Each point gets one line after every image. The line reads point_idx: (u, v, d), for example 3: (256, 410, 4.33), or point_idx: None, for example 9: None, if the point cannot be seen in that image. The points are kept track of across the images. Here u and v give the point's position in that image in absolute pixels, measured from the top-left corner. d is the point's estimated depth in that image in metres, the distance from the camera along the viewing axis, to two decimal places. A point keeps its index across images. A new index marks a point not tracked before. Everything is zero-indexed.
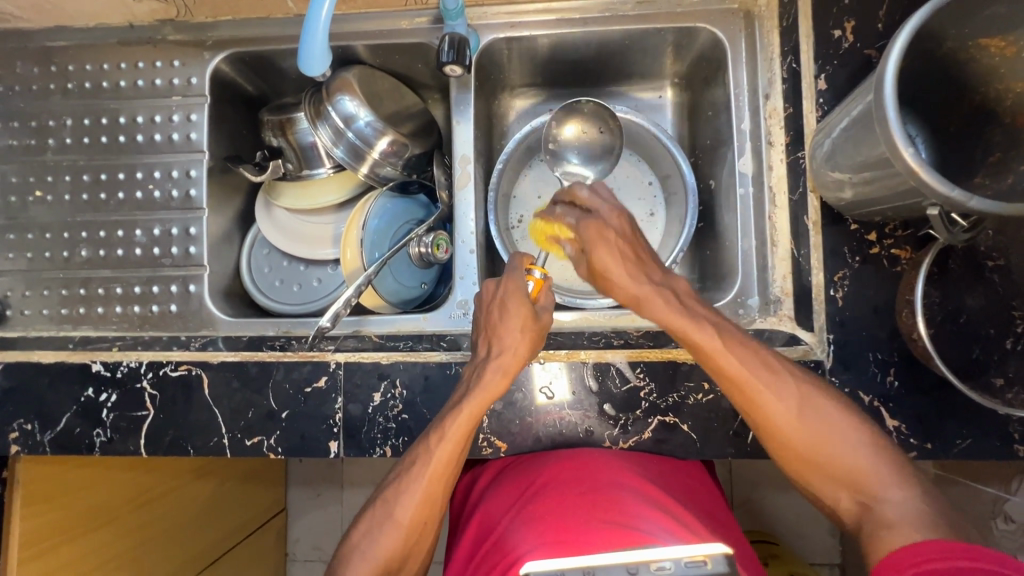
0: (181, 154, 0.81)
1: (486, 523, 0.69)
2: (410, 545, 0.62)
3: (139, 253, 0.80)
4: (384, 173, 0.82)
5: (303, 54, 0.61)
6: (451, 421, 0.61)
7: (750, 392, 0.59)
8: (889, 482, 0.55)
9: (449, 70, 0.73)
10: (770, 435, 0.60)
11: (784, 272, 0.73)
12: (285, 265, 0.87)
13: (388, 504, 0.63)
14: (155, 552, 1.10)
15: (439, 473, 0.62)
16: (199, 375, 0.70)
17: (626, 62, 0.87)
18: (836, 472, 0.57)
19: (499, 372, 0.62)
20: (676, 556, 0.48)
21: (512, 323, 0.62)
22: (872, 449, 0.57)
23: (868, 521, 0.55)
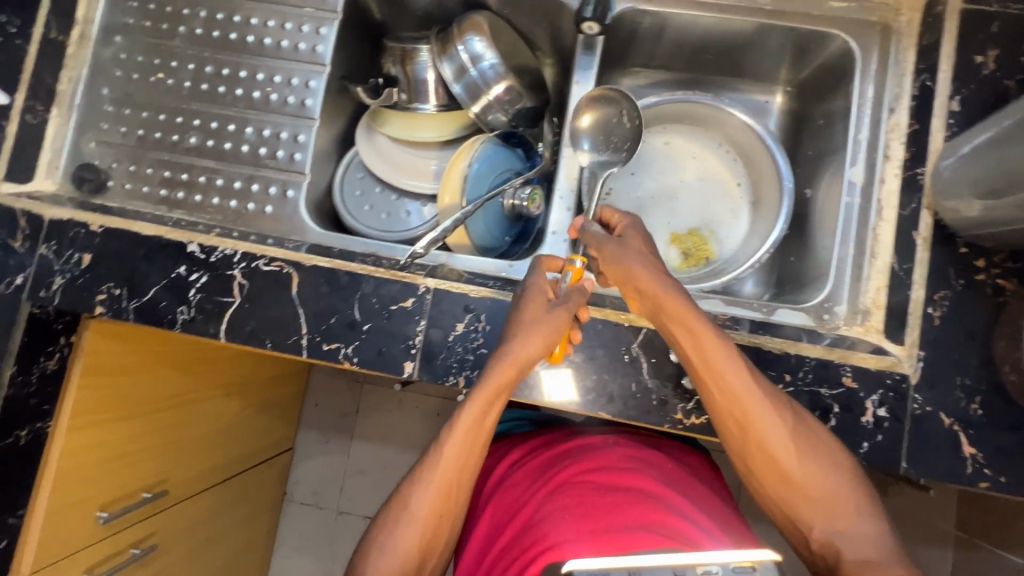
0: (304, 63, 0.82)
1: (504, 510, 0.71)
2: (427, 540, 0.61)
3: (245, 150, 0.81)
4: (491, 120, 0.84)
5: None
6: (462, 413, 0.62)
7: (734, 391, 0.61)
8: (858, 511, 0.58)
9: (585, 27, 0.75)
10: (732, 415, 0.61)
11: (878, 284, 0.71)
12: (377, 192, 0.89)
13: (413, 485, 0.62)
14: (175, 455, 1.10)
15: (452, 463, 0.62)
16: (290, 273, 0.71)
17: (746, 57, 0.88)
18: (820, 505, 0.59)
19: (512, 361, 0.62)
20: (723, 561, 0.48)
21: (545, 320, 0.63)
22: (825, 450, 0.61)
23: (841, 543, 0.57)
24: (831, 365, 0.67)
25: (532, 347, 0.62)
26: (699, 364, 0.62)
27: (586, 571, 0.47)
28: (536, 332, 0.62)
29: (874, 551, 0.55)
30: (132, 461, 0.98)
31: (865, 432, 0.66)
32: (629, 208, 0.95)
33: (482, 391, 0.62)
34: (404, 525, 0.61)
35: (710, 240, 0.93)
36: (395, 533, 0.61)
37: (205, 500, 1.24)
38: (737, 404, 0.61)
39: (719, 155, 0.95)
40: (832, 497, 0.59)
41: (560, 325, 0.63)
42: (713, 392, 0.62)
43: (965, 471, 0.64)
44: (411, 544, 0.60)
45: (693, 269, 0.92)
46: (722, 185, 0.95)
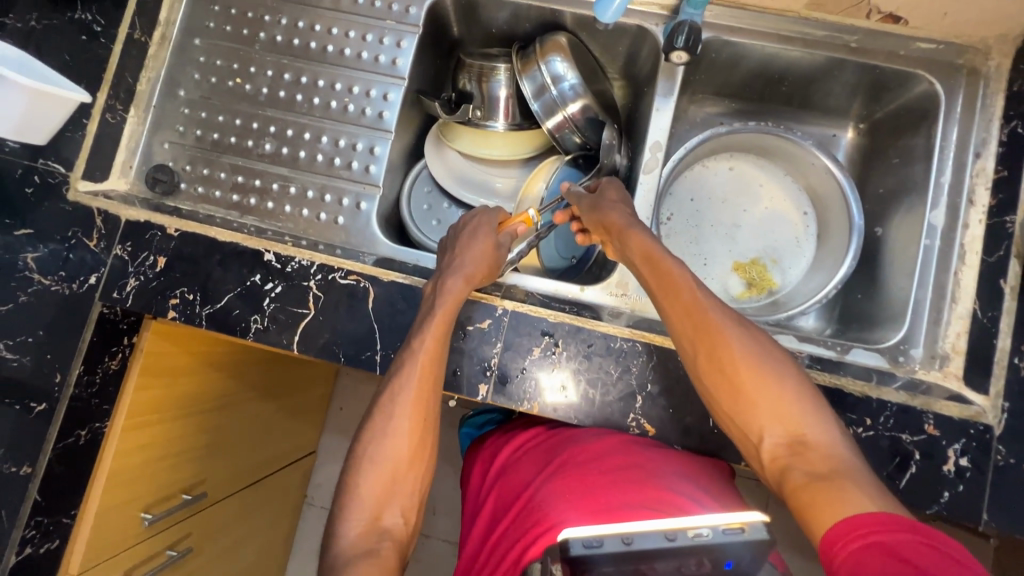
0: (383, 75, 0.82)
1: (507, 492, 0.69)
2: (399, 471, 0.62)
3: (320, 160, 0.81)
4: (565, 137, 0.83)
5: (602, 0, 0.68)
6: (421, 341, 0.65)
7: (690, 302, 0.59)
8: (813, 417, 0.54)
9: (674, 56, 0.74)
10: (697, 344, 0.59)
11: (959, 330, 0.71)
12: (445, 207, 0.88)
13: (387, 410, 0.64)
14: (213, 455, 1.09)
15: (421, 390, 0.64)
16: (367, 288, 0.71)
17: (822, 92, 0.88)
18: (773, 413, 0.54)
19: (460, 281, 0.67)
20: (712, 523, 0.45)
21: (475, 248, 0.70)
22: (795, 385, 0.56)
23: (796, 459, 0.52)
24: (913, 410, 0.66)
25: (462, 278, 0.67)
26: (657, 284, 0.62)
27: (580, 537, 0.46)
28: (479, 256, 0.69)
29: (833, 456, 0.51)
30: (179, 460, 0.97)
31: (947, 481, 0.65)
32: (691, 234, 0.94)
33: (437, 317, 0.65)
34: (385, 448, 0.63)
35: (771, 271, 0.92)
36: (379, 453, 0.62)
37: (233, 505, 1.22)
38: (692, 318, 0.59)
39: (783, 186, 0.95)
40: (799, 424, 0.54)
41: (488, 251, 0.70)
42: (672, 307, 0.61)
43: None
44: (395, 460, 0.62)
45: (751, 300, 0.91)
46: (785, 216, 0.94)
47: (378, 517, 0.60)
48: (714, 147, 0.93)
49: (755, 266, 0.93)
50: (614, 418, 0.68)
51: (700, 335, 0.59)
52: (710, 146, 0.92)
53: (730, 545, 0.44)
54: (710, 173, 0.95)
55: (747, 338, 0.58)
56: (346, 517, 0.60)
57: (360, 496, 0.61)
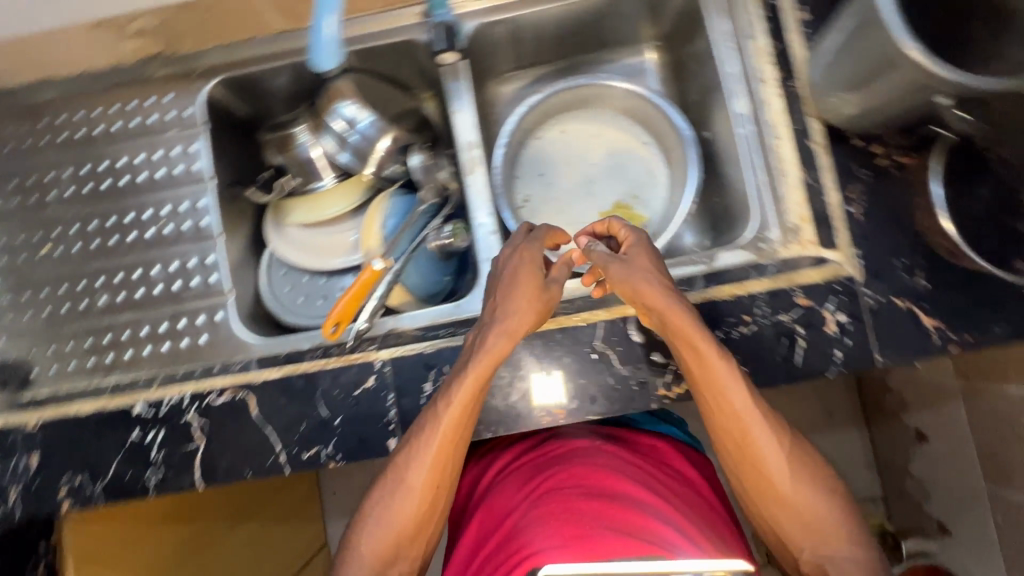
0: (187, 185, 0.80)
1: (494, 514, 0.73)
2: (415, 524, 0.66)
3: (159, 291, 0.79)
4: (388, 172, 0.83)
5: (316, 50, 0.61)
6: (456, 387, 0.62)
7: (736, 399, 0.62)
8: (840, 543, 0.63)
9: (441, 58, 0.76)
10: (739, 443, 0.64)
11: (798, 200, 0.72)
12: (306, 281, 0.87)
13: (398, 469, 0.65)
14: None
15: (444, 447, 0.64)
16: (245, 397, 0.70)
17: (607, 30, 0.90)
18: (806, 534, 0.64)
19: (504, 337, 0.63)
20: (698, 569, 0.49)
21: (519, 296, 0.64)
22: (823, 491, 0.65)
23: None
24: (781, 291, 0.69)
25: (508, 339, 0.63)
26: (703, 380, 0.63)
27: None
28: (523, 312, 0.64)
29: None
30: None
31: (833, 341, 0.68)
32: (553, 206, 0.95)
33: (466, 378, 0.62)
34: (397, 511, 0.66)
35: (635, 207, 0.94)
36: (386, 508, 0.66)
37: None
38: (735, 430, 0.64)
39: (616, 125, 0.96)
40: (829, 539, 0.63)
41: (538, 312, 0.65)
42: (716, 410, 0.64)
43: (933, 343, 0.67)
44: (403, 520, 0.66)
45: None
46: (629, 152, 0.96)
47: (380, 566, 0.66)
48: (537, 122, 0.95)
49: (619, 210, 0.94)
50: (525, 414, 0.69)
51: (740, 442, 0.64)
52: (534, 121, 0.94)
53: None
54: (547, 143, 0.96)
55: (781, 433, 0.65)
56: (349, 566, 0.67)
57: (361, 553, 0.66)
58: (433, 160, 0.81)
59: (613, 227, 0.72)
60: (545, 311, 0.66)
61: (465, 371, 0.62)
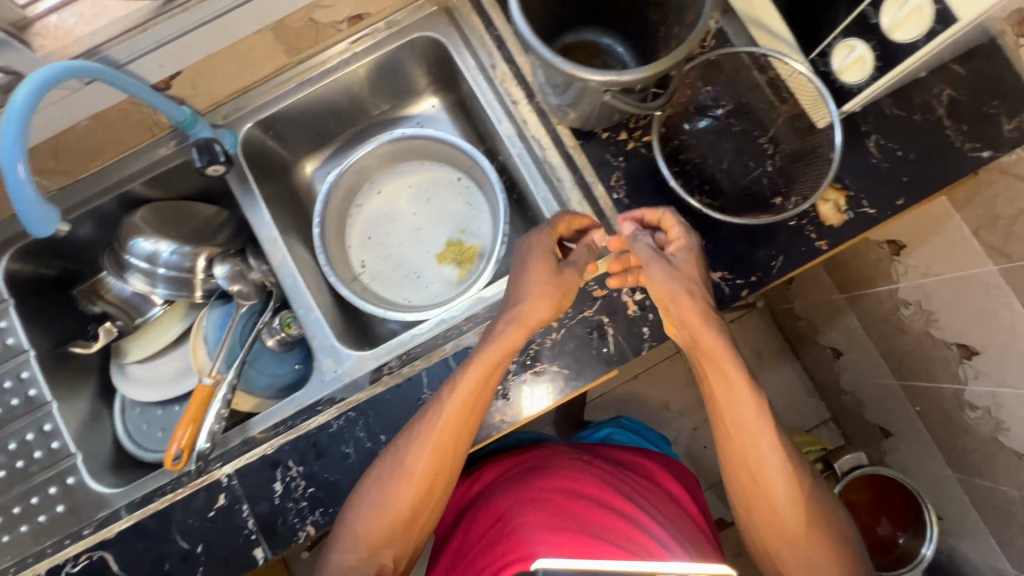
0: (4, 362, 0.79)
1: (492, 512, 0.78)
2: (406, 511, 0.67)
3: (4, 474, 0.77)
4: (207, 286, 0.85)
5: (25, 218, 0.58)
6: (462, 372, 0.66)
7: (750, 401, 0.64)
8: (824, 538, 0.66)
9: (212, 172, 0.77)
10: (742, 453, 0.66)
11: (579, 198, 0.76)
12: (161, 413, 0.86)
13: (399, 456, 0.66)
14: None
15: (440, 438, 0.66)
16: (102, 556, 0.70)
17: (382, 91, 0.94)
18: (787, 537, 0.66)
19: (514, 325, 0.65)
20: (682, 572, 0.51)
21: (529, 283, 0.66)
22: (826, 512, 0.67)
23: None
24: (579, 290, 0.72)
25: (524, 326, 0.65)
26: (717, 388, 0.65)
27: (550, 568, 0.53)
28: (535, 301, 0.65)
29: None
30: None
31: (638, 320, 0.71)
32: (391, 263, 0.98)
33: (477, 366, 0.65)
34: (390, 499, 0.65)
35: (466, 241, 0.97)
36: (382, 495, 0.65)
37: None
38: (735, 433, 0.65)
39: (427, 170, 1.00)
40: (818, 552, 0.66)
41: (555, 299, 0.66)
42: (711, 386, 0.66)
43: (724, 294, 0.72)
44: (398, 509, 0.66)
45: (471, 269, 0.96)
46: (446, 192, 0.99)
47: (370, 554, 0.67)
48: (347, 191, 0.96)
49: (450, 248, 0.97)
50: None
51: (744, 459, 0.66)
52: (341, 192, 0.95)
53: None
54: (369, 207, 0.99)
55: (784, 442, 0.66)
56: (338, 552, 0.67)
57: (357, 530, 0.66)
58: (242, 264, 0.83)
59: (665, 221, 0.68)
60: (571, 291, 0.67)
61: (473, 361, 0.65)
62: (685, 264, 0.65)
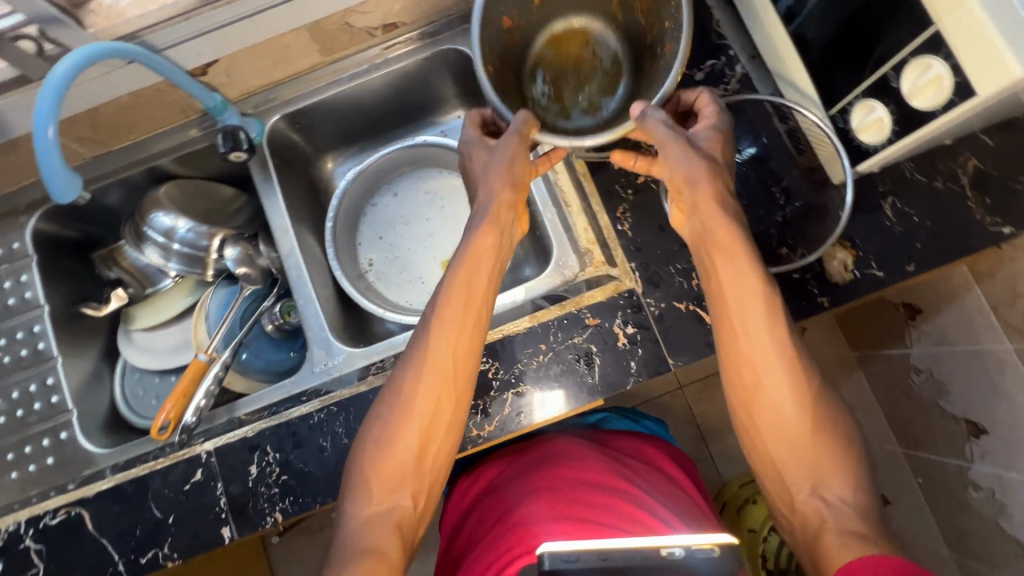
0: (21, 315, 0.83)
1: (499, 505, 0.78)
2: (409, 455, 0.63)
3: (4, 420, 0.81)
4: (219, 266, 0.88)
5: (54, 185, 0.61)
6: (446, 287, 0.66)
7: (756, 296, 0.62)
8: (830, 439, 0.61)
9: (234, 158, 0.79)
10: (747, 360, 0.62)
11: (584, 225, 0.78)
12: (157, 382, 0.89)
13: (397, 398, 0.64)
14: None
15: (439, 356, 0.64)
16: (80, 512, 0.71)
17: (409, 98, 0.95)
18: (801, 445, 0.61)
19: (483, 237, 0.68)
20: (685, 543, 0.49)
21: (498, 177, 0.69)
22: (839, 437, 0.61)
23: (823, 514, 0.58)
24: (571, 315, 0.73)
25: (492, 231, 0.68)
26: (717, 293, 0.64)
27: (557, 552, 0.49)
28: (504, 191, 0.69)
29: (856, 514, 0.57)
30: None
31: (627, 353, 0.71)
32: (397, 265, 0.99)
33: (461, 272, 0.67)
34: (393, 441, 0.63)
35: None
36: (386, 443, 0.63)
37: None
38: (739, 339, 0.62)
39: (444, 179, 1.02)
40: (831, 481, 0.59)
41: (512, 211, 0.71)
42: (722, 307, 0.64)
43: None
44: (405, 446, 0.63)
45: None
46: (459, 203, 1.01)
47: (385, 500, 0.62)
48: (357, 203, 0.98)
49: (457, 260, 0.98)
50: None
51: (750, 371, 0.62)
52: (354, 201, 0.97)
53: (701, 563, 0.48)
54: (382, 208, 1.01)
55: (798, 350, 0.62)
56: (352, 503, 0.62)
57: (364, 482, 0.63)
58: (251, 248, 0.85)
59: (700, 102, 0.72)
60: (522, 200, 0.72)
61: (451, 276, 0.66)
62: (708, 140, 0.67)
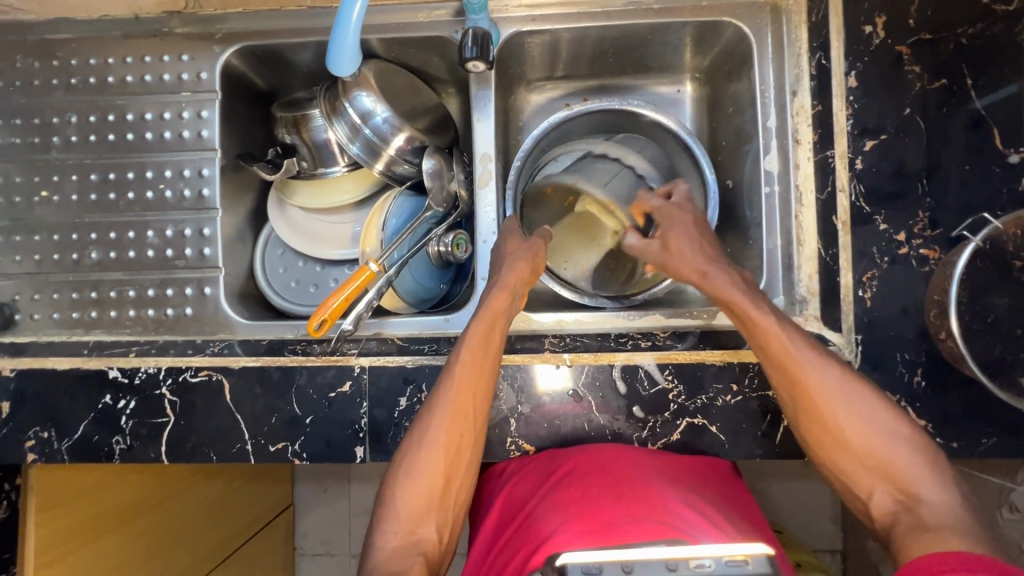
0: (192, 152, 0.78)
1: (508, 501, 0.66)
2: (439, 480, 0.60)
3: (151, 255, 0.78)
4: (400, 171, 0.80)
5: (332, 51, 0.54)
6: (473, 324, 0.65)
7: (813, 401, 0.58)
8: (901, 448, 0.55)
9: (471, 66, 0.71)
10: (812, 418, 0.58)
11: (810, 272, 0.72)
12: (301, 266, 0.85)
13: (421, 427, 0.62)
14: (194, 537, 1.09)
15: (464, 380, 0.62)
16: (220, 380, 0.69)
17: (644, 55, 0.85)
18: (861, 457, 0.56)
19: (503, 291, 0.66)
20: (715, 555, 0.46)
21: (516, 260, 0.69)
22: (915, 448, 0.55)
23: (910, 519, 0.52)
24: None
25: (507, 293, 0.66)
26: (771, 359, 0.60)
27: (579, 564, 0.46)
28: (519, 265, 0.68)
29: (943, 517, 0.51)
30: (143, 559, 0.97)
31: None
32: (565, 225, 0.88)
33: (478, 323, 0.64)
34: (416, 470, 0.60)
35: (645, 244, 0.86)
36: (413, 470, 0.60)
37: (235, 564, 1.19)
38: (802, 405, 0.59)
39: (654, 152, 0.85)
40: (913, 487, 0.54)
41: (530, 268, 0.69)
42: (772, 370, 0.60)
43: None
44: (433, 473, 0.60)
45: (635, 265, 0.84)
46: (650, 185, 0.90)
47: (412, 531, 0.59)
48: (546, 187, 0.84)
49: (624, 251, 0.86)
50: (493, 446, 0.68)
51: (809, 418, 0.59)
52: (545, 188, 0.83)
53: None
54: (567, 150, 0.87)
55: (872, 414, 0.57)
56: (381, 530, 0.59)
57: (397, 509, 0.59)
58: (445, 167, 0.79)
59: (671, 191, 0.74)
60: (539, 266, 0.71)
61: (469, 326, 0.64)
62: (670, 212, 0.70)
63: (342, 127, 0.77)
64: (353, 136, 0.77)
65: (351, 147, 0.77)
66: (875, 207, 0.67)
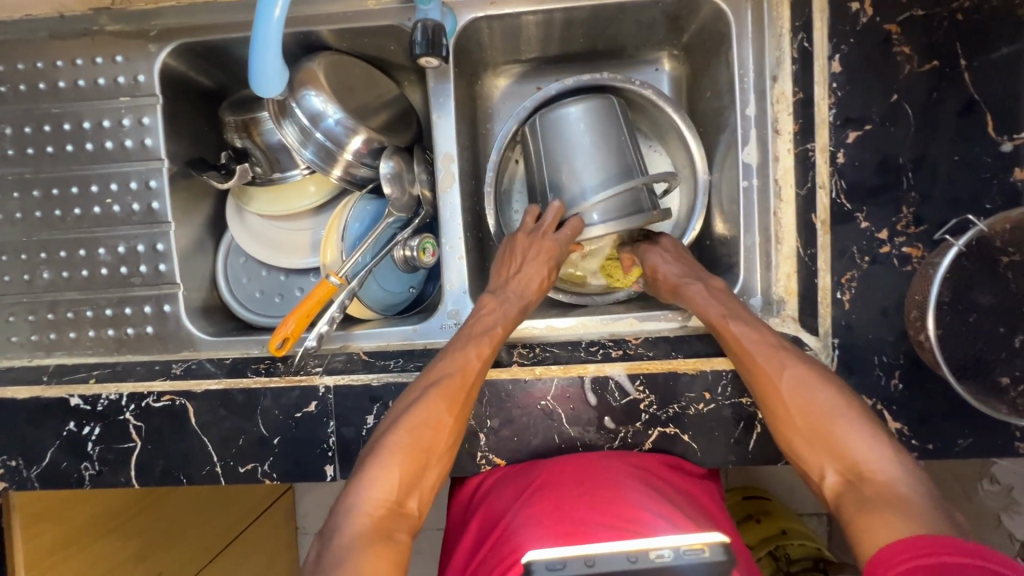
0: (137, 162, 0.74)
1: (481, 526, 0.64)
2: (412, 479, 0.56)
3: (105, 273, 0.75)
4: (359, 174, 0.76)
5: (254, 74, 0.54)
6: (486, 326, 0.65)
7: (774, 363, 0.59)
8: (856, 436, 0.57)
9: (424, 61, 0.65)
10: (769, 391, 0.58)
11: (789, 271, 0.71)
12: (265, 275, 0.83)
13: (420, 412, 0.58)
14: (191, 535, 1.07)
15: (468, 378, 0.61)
16: (184, 404, 0.68)
17: (617, 34, 0.78)
18: (810, 432, 0.56)
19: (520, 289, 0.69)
20: (673, 544, 0.47)
21: (527, 274, 0.70)
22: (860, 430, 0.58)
23: (855, 492, 0.51)
24: None
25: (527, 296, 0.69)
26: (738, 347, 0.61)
27: (544, 559, 0.46)
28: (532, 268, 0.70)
29: (892, 491, 0.49)
30: (143, 556, 0.95)
31: None
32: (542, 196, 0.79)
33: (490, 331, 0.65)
34: (399, 452, 0.56)
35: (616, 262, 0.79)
36: (397, 452, 0.56)
37: (238, 552, 1.17)
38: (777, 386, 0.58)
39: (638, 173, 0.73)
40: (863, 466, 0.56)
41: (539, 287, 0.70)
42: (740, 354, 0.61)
43: None
44: (414, 458, 0.56)
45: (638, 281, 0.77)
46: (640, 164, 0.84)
47: (398, 507, 0.54)
48: (606, 131, 0.73)
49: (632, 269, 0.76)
50: (464, 460, 0.68)
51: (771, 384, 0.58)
52: (595, 133, 0.73)
53: (692, 566, 0.45)
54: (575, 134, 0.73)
55: (836, 394, 0.56)
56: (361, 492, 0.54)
57: (376, 491, 0.54)
58: (406, 169, 0.75)
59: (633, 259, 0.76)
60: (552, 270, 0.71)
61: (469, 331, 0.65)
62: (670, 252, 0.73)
63: (294, 130, 0.71)
64: (306, 141, 0.72)
65: (306, 153, 0.72)
66: (857, 204, 0.64)
